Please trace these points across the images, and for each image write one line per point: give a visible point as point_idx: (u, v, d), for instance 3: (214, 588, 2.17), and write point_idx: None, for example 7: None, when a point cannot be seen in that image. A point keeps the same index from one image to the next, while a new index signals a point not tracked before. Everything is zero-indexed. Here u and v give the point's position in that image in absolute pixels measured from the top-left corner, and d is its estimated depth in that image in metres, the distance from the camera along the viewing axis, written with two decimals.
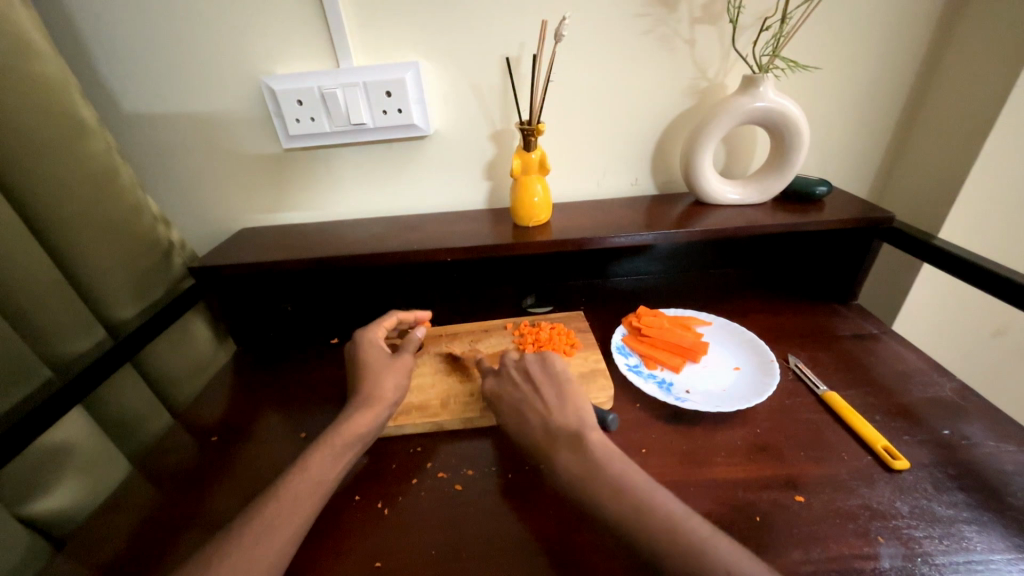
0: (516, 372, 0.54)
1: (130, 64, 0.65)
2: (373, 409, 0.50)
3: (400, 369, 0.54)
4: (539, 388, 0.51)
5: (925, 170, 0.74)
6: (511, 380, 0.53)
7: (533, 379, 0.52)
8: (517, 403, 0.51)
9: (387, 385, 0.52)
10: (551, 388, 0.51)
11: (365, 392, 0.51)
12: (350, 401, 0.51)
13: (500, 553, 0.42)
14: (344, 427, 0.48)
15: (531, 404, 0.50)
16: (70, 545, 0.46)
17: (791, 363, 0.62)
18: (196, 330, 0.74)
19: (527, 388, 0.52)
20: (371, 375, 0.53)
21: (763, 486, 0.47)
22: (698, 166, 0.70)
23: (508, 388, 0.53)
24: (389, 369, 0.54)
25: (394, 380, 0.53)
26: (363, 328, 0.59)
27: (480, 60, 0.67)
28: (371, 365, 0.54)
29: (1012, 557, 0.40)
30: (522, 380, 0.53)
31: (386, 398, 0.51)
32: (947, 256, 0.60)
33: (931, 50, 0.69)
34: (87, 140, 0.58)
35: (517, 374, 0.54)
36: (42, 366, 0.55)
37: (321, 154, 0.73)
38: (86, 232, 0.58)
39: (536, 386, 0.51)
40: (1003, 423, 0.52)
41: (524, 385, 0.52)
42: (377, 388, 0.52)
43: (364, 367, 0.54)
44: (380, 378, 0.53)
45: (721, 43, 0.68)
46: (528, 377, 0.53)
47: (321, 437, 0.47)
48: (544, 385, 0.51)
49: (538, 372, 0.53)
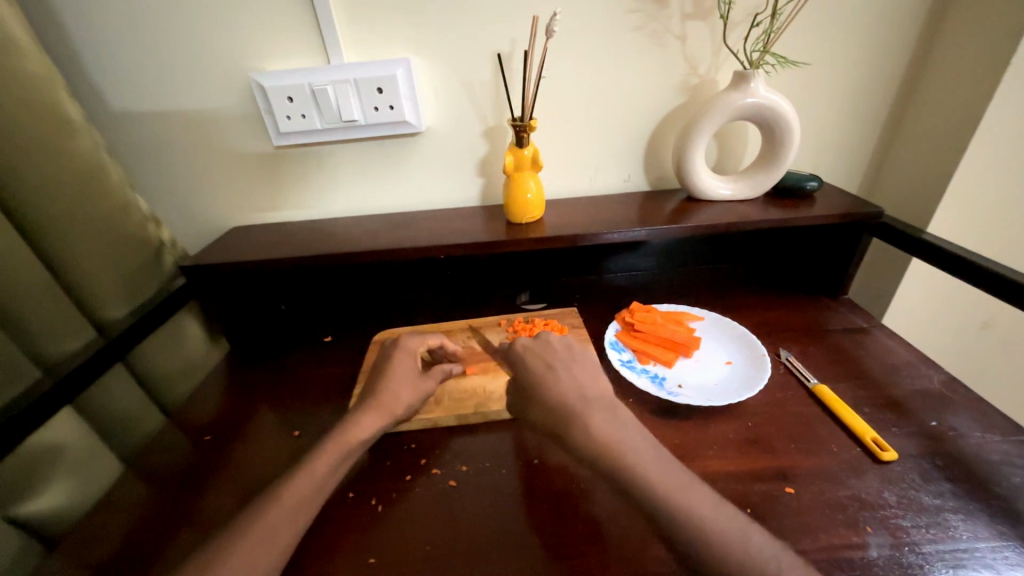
0: (556, 339, 0.55)
1: (117, 61, 0.64)
2: (381, 418, 0.50)
3: (420, 382, 0.54)
4: (572, 358, 0.52)
5: (914, 165, 0.75)
6: (548, 345, 0.54)
7: (569, 351, 0.53)
8: (550, 361, 0.52)
9: (403, 395, 0.52)
10: (587, 360, 0.52)
11: (378, 401, 0.51)
12: (362, 400, 0.52)
13: (494, 548, 0.43)
14: (350, 432, 0.48)
15: (565, 367, 0.51)
16: (62, 546, 0.45)
17: (782, 357, 0.63)
18: (187, 329, 0.73)
19: (564, 353, 0.53)
20: (393, 380, 0.53)
21: (754, 478, 0.48)
22: (690, 162, 0.70)
23: (545, 347, 0.54)
24: (409, 382, 0.54)
25: (412, 389, 0.53)
26: (407, 336, 0.58)
27: (471, 56, 0.67)
28: (398, 368, 0.54)
29: (996, 545, 0.40)
30: (562, 348, 0.54)
31: (398, 408, 0.51)
32: (937, 251, 0.60)
33: (919, 46, 0.70)
34: (74, 138, 0.57)
35: (555, 340, 0.55)
36: (31, 367, 0.54)
37: (313, 151, 0.73)
38: (74, 230, 0.58)
39: (573, 355, 0.53)
40: (989, 414, 0.53)
41: (564, 351, 0.53)
42: (392, 398, 0.52)
43: (393, 368, 0.54)
44: (401, 386, 0.53)
45: (713, 39, 0.68)
46: (569, 349, 0.54)
47: (321, 443, 0.47)
48: (578, 356, 0.53)
49: (578, 350, 0.54)
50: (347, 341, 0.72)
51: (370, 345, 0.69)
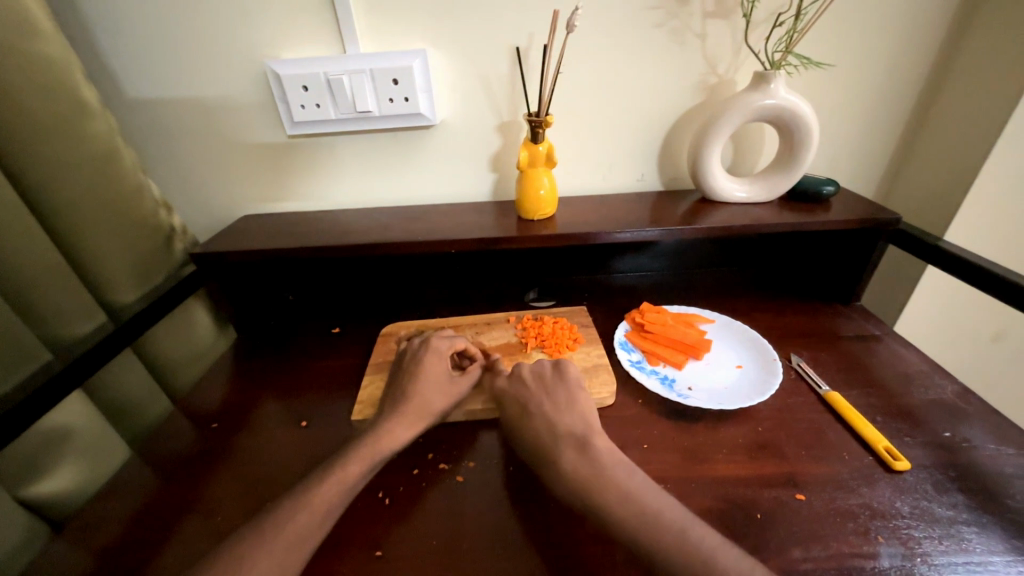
0: (528, 371, 0.54)
1: (132, 45, 0.64)
2: (419, 422, 0.50)
3: (450, 384, 0.54)
4: (547, 389, 0.52)
5: (934, 172, 0.74)
6: (522, 379, 0.54)
7: (542, 381, 0.53)
8: (528, 399, 0.52)
9: (434, 398, 0.52)
10: (562, 388, 0.52)
11: (410, 406, 0.51)
12: (391, 407, 0.51)
13: (499, 547, 0.42)
14: (383, 437, 0.48)
15: (537, 404, 0.51)
16: (69, 528, 0.46)
17: (794, 363, 0.62)
18: (198, 317, 0.74)
19: (538, 386, 0.53)
20: (427, 384, 0.53)
21: (765, 483, 0.47)
22: (706, 164, 0.69)
23: (518, 384, 0.54)
24: (439, 385, 0.53)
25: (444, 392, 0.53)
26: (435, 335, 0.59)
27: (490, 49, 0.66)
28: (430, 372, 0.54)
29: (1011, 559, 0.40)
30: (534, 378, 0.54)
31: (432, 413, 0.51)
32: (956, 261, 0.59)
33: (945, 50, 0.68)
34: (89, 121, 0.57)
35: (527, 372, 0.55)
36: (42, 349, 0.54)
37: (326, 141, 0.73)
38: (88, 213, 0.58)
39: (548, 386, 0.52)
40: (1004, 426, 0.52)
41: (538, 383, 0.53)
42: (423, 401, 0.52)
43: (425, 370, 0.54)
44: (432, 390, 0.53)
45: (734, 37, 0.67)
46: (541, 378, 0.54)
47: (353, 447, 0.46)
48: (553, 385, 0.53)
49: (550, 376, 0.54)
50: (355, 333, 0.72)
51: (379, 337, 0.69)
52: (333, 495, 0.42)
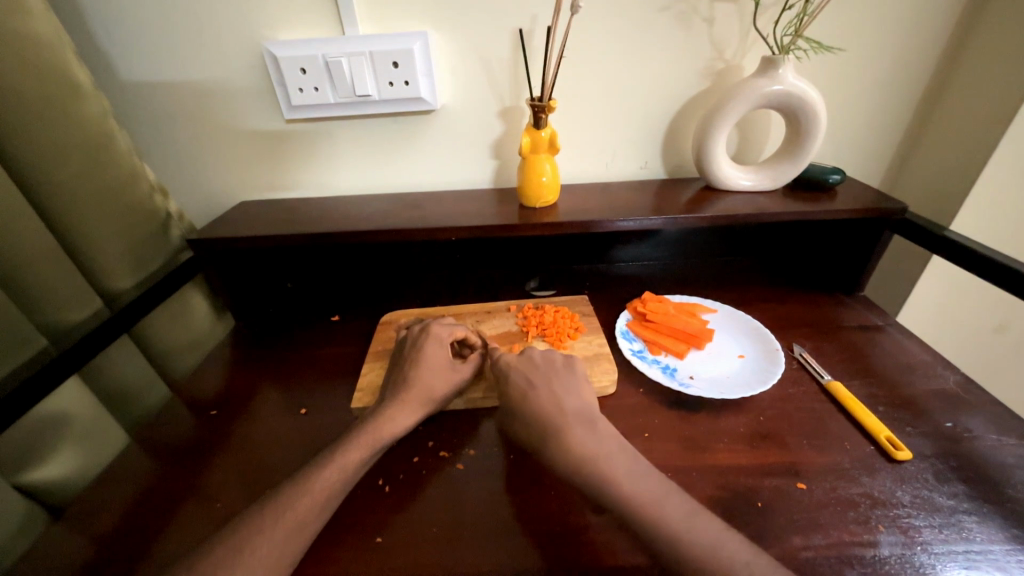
0: (538, 354, 0.53)
1: (125, 25, 0.62)
2: (420, 408, 0.50)
3: (452, 370, 0.54)
4: (555, 372, 0.51)
5: (940, 162, 0.74)
6: (533, 360, 0.52)
7: (551, 364, 0.52)
8: (531, 378, 0.51)
9: (437, 384, 0.52)
10: (569, 377, 0.51)
11: (410, 391, 0.51)
12: (393, 393, 0.51)
13: (500, 533, 0.42)
14: (383, 424, 0.47)
15: (545, 384, 0.50)
16: (68, 513, 0.45)
17: (796, 353, 0.62)
18: (194, 303, 0.73)
19: (546, 367, 0.52)
20: (429, 371, 0.53)
21: (766, 472, 0.47)
22: (711, 152, 0.68)
23: (527, 363, 0.52)
24: (442, 371, 0.53)
25: (446, 378, 0.53)
26: (437, 321, 0.58)
27: (492, 32, 0.65)
28: (431, 358, 0.54)
29: (1010, 548, 0.40)
30: (545, 363, 0.52)
31: (434, 399, 0.51)
32: (962, 251, 0.58)
33: (957, 36, 0.67)
34: (81, 103, 0.56)
35: (537, 356, 0.53)
36: (37, 335, 0.54)
37: (325, 126, 0.71)
38: (82, 198, 0.57)
39: (555, 370, 0.51)
40: (1005, 417, 0.52)
41: (549, 368, 0.52)
42: (424, 387, 0.51)
43: (426, 356, 0.54)
44: (434, 375, 0.52)
45: (741, 21, 0.65)
46: (552, 363, 0.52)
47: (355, 432, 0.46)
48: (560, 371, 0.51)
49: (560, 364, 0.52)
50: (355, 321, 0.72)
51: (379, 324, 0.69)
52: (336, 482, 0.42)
